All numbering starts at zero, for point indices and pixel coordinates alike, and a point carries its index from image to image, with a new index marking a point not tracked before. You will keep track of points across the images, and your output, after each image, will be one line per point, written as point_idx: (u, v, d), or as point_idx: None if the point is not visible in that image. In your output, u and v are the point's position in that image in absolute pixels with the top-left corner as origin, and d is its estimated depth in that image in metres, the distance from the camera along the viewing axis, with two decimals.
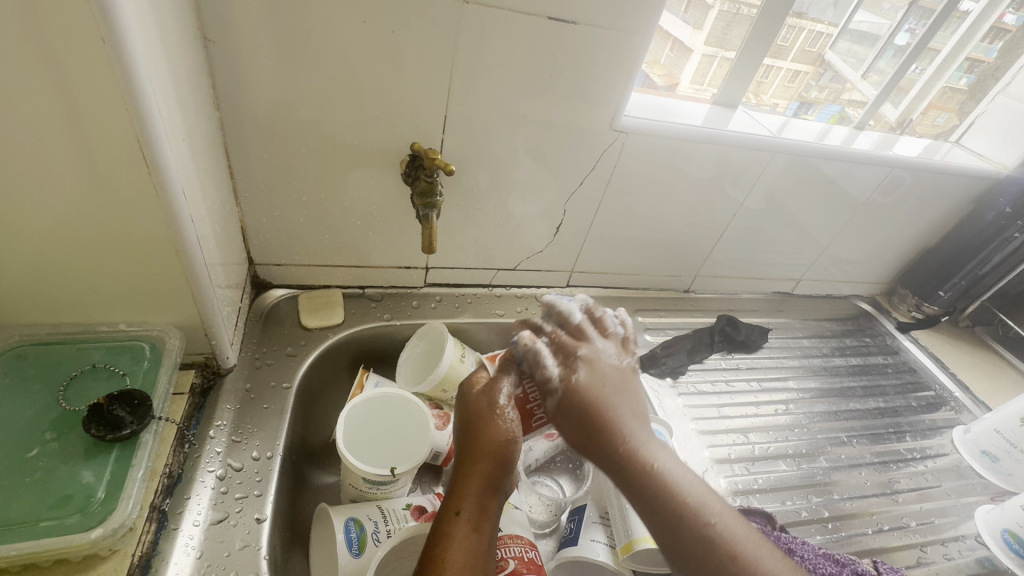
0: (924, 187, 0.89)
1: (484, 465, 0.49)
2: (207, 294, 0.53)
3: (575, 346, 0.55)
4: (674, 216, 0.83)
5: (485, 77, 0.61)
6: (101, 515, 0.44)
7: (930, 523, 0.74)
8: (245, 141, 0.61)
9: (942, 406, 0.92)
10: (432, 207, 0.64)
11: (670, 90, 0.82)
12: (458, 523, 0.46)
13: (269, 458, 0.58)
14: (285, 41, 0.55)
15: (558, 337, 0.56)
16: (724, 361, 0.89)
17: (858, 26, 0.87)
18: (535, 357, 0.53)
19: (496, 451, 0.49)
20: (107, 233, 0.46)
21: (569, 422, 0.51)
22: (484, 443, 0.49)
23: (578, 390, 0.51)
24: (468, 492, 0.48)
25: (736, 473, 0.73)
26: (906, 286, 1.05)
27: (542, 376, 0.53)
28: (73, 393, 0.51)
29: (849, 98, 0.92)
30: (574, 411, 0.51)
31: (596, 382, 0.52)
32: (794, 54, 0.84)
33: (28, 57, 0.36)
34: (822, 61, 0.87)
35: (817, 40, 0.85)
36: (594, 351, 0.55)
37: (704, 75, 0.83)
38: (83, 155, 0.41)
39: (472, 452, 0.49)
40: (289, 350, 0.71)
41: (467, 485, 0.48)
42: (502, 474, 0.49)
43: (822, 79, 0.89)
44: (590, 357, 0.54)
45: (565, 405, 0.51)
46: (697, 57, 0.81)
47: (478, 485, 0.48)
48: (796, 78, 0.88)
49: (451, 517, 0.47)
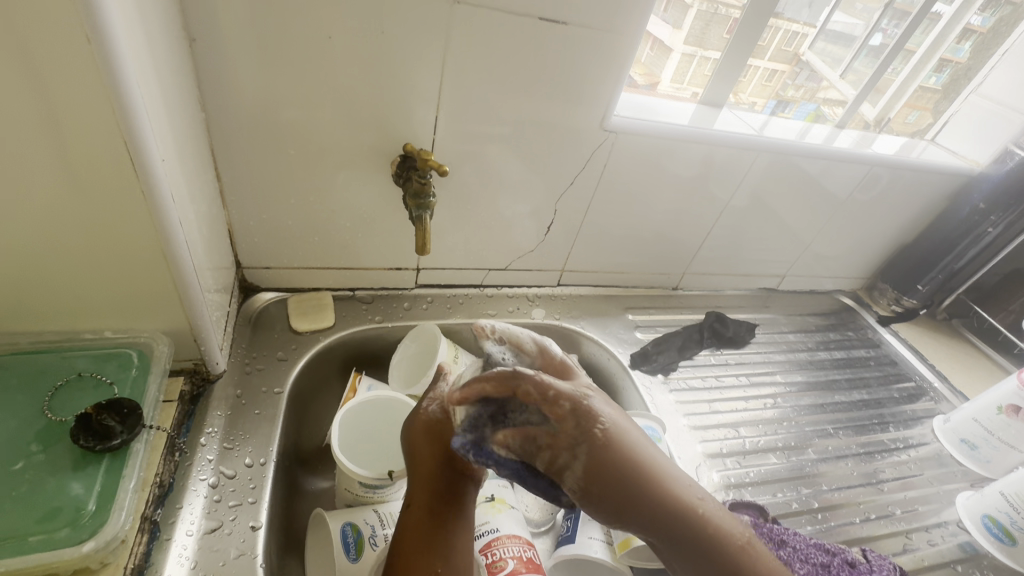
0: (902, 184, 0.92)
1: (423, 455, 0.55)
2: (196, 299, 0.52)
3: (557, 402, 0.49)
4: (663, 214, 0.84)
5: (475, 78, 0.61)
6: (93, 527, 0.43)
7: (914, 511, 0.76)
8: (232, 143, 0.60)
9: (922, 397, 0.95)
10: (425, 208, 0.64)
11: (651, 89, 0.83)
12: (412, 513, 0.52)
13: (263, 465, 0.57)
14: (273, 40, 0.54)
15: (535, 391, 0.49)
16: (713, 357, 0.90)
17: (833, 27, 0.89)
18: (535, 441, 0.49)
19: (428, 441, 0.55)
20: (94, 237, 0.45)
21: (598, 492, 0.49)
22: (418, 439, 0.56)
23: (600, 454, 0.49)
24: (418, 484, 0.54)
25: (728, 467, 0.74)
26: (887, 281, 1.08)
27: (548, 459, 0.50)
28: (60, 403, 0.49)
29: (824, 97, 0.94)
30: (605, 479, 0.49)
31: (613, 435, 0.49)
32: (771, 53, 0.85)
33: (7, 59, 0.35)
34: (798, 60, 0.89)
35: (793, 40, 0.86)
36: (575, 401, 0.49)
37: (684, 74, 0.84)
38: (67, 156, 0.40)
39: (414, 448, 0.56)
40: (280, 354, 0.70)
41: (415, 478, 0.54)
42: (442, 459, 0.54)
43: (798, 78, 0.90)
44: (588, 403, 0.50)
45: (588, 477, 0.49)
46: (677, 56, 0.82)
47: (421, 476, 0.54)
48: (773, 77, 0.89)
49: (405, 509, 0.53)
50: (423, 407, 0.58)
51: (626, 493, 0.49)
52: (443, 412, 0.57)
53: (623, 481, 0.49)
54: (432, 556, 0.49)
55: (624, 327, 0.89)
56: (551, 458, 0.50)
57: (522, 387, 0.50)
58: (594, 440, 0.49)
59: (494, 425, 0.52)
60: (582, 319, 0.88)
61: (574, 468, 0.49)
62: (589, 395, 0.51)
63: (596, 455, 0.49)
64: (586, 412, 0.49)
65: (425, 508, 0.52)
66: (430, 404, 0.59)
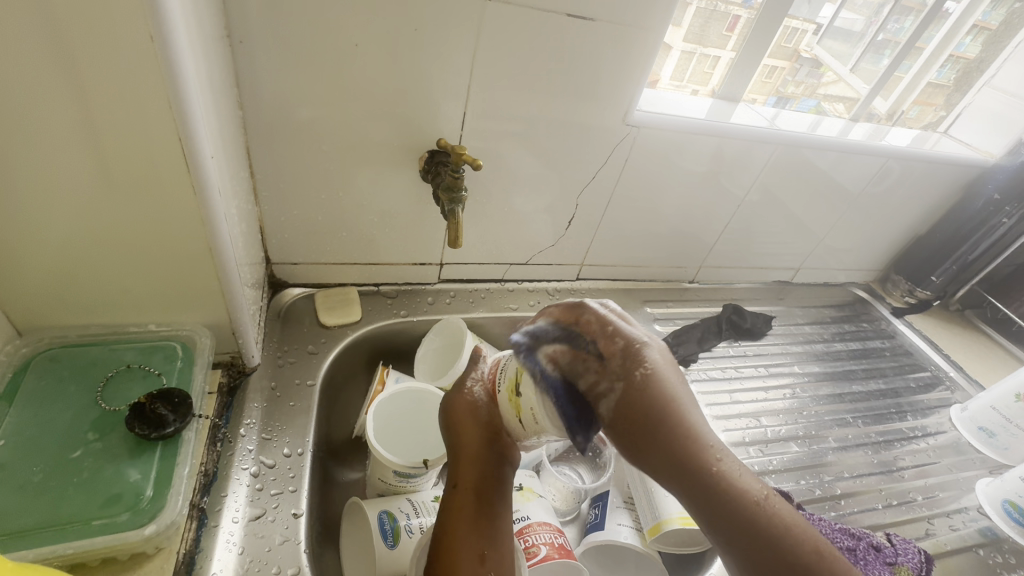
0: (917, 176, 0.93)
1: (468, 438, 0.56)
2: (236, 293, 0.54)
3: (613, 335, 0.51)
4: (683, 207, 0.85)
5: (503, 75, 0.63)
6: (152, 512, 0.44)
7: (934, 497, 0.78)
8: (267, 141, 0.61)
9: (938, 386, 0.96)
10: (457, 203, 0.63)
11: (650, 87, 0.82)
12: (459, 496, 0.53)
13: (300, 455, 0.58)
14: (311, 39, 0.55)
15: (597, 321, 0.52)
16: (731, 348, 0.91)
17: (840, 23, 0.90)
18: (583, 361, 0.50)
19: (473, 422, 0.57)
20: (145, 231, 0.46)
21: (625, 429, 0.49)
22: (462, 421, 0.57)
23: (638, 391, 0.48)
24: (464, 467, 0.55)
25: (751, 455, 0.75)
26: (900, 272, 1.09)
27: (589, 384, 0.49)
28: (112, 394, 0.50)
29: (825, 92, 0.94)
30: (636, 415, 0.48)
31: (657, 377, 0.49)
32: (772, 50, 0.83)
33: (74, 57, 0.36)
34: (797, 57, 0.88)
35: (793, 36, 0.84)
36: (630, 341, 0.51)
37: (684, 71, 0.83)
38: (126, 153, 0.41)
39: (460, 432, 0.57)
40: (310, 348, 0.71)
41: (459, 460, 0.55)
42: (487, 442, 0.55)
43: (798, 75, 0.90)
44: (642, 346, 0.50)
45: (624, 406, 0.48)
46: (676, 53, 0.81)
47: (467, 458, 0.55)
48: (773, 74, 0.87)
49: (450, 491, 0.54)
50: (467, 390, 0.60)
51: (648, 431, 0.48)
52: (487, 395, 0.58)
53: (648, 422, 0.48)
54: (480, 537, 0.50)
55: (643, 320, 0.90)
56: (591, 380, 0.49)
57: (584, 316, 0.53)
58: (642, 373, 0.49)
59: (551, 340, 0.51)
60: None
61: (615, 392, 0.49)
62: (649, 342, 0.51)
63: (640, 386, 0.48)
64: (636, 352, 0.50)
65: (470, 490, 0.54)
66: (473, 387, 0.60)
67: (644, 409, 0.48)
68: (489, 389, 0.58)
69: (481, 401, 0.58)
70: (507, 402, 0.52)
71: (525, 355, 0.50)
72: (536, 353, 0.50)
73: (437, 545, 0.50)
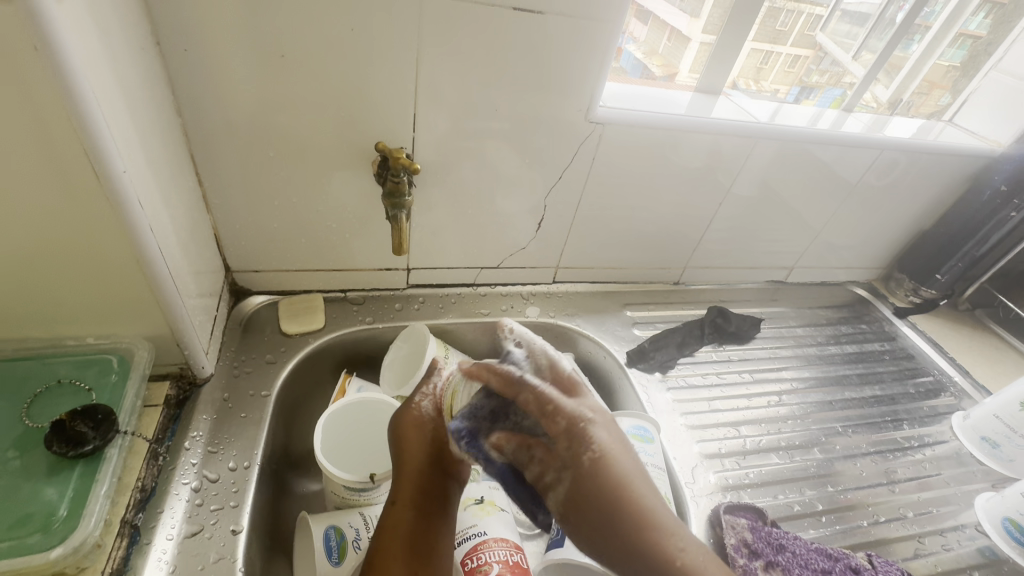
0: (916, 168, 0.87)
1: (412, 452, 0.55)
2: (174, 303, 0.53)
3: (561, 415, 0.52)
4: (660, 206, 0.81)
5: (453, 74, 0.60)
6: (63, 533, 0.44)
7: (929, 513, 0.72)
8: (211, 148, 0.60)
9: (941, 392, 0.90)
10: (400, 207, 0.63)
11: (669, 81, 0.81)
12: (396, 511, 0.52)
13: (246, 468, 0.57)
14: (244, 44, 0.54)
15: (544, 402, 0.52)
16: (715, 354, 0.87)
17: (854, 6, 0.86)
18: (527, 449, 0.52)
19: (419, 437, 0.56)
20: (67, 243, 0.46)
21: (578, 516, 0.51)
22: (408, 435, 0.57)
23: (585, 480, 0.51)
24: (405, 482, 0.54)
25: (727, 468, 0.72)
26: (903, 271, 1.03)
27: (537, 475, 0.52)
28: (38, 410, 0.50)
29: (852, 81, 0.90)
30: (588, 502, 0.50)
31: (600, 460, 0.51)
32: (793, 39, 0.84)
33: None
34: (819, 46, 0.87)
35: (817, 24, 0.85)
36: (574, 422, 0.52)
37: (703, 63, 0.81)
38: (33, 164, 0.41)
39: (404, 446, 0.56)
40: (268, 357, 0.70)
41: (403, 474, 0.54)
42: (430, 458, 0.55)
43: (823, 63, 0.88)
44: (586, 425, 0.52)
45: (573, 496, 0.51)
46: (695, 46, 0.81)
47: (409, 471, 0.54)
48: (796, 63, 0.87)
49: (389, 505, 0.53)
50: (415, 403, 0.60)
51: (600, 518, 0.50)
52: (436, 411, 0.59)
53: (598, 513, 0.50)
54: (414, 555, 0.50)
55: (622, 324, 0.87)
56: (539, 470, 0.52)
57: (523, 394, 0.52)
58: (586, 462, 0.51)
59: (492, 422, 0.53)
60: (578, 317, 0.86)
61: (561, 490, 0.52)
62: (594, 420, 0.53)
63: (585, 476, 0.51)
64: (582, 436, 0.52)
65: (411, 505, 0.52)
66: (421, 404, 0.60)
67: (592, 500, 0.50)
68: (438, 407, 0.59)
69: (428, 417, 0.58)
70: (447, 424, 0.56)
71: (466, 441, 0.53)
72: (480, 441, 0.53)
73: (368, 561, 0.49)
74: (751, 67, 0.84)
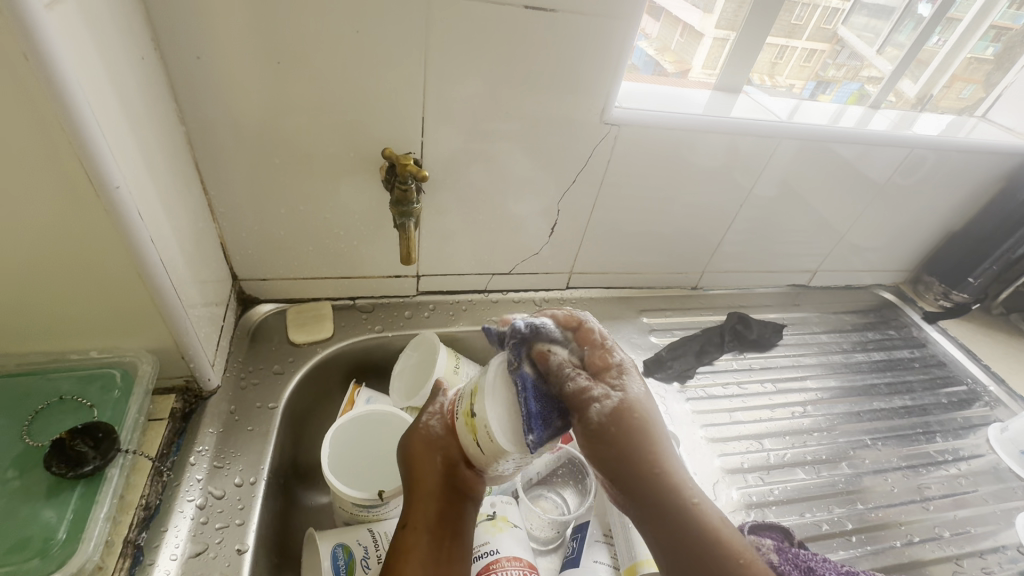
0: (947, 167, 0.83)
1: (423, 475, 0.52)
2: (178, 316, 0.52)
3: (614, 351, 0.53)
4: (678, 209, 0.78)
5: (464, 77, 0.58)
6: (61, 558, 0.44)
7: (966, 533, 0.69)
8: (215, 156, 0.58)
9: (975, 402, 0.86)
10: (410, 216, 0.61)
11: (681, 77, 0.77)
12: (409, 537, 0.50)
13: (252, 484, 0.56)
14: (247, 50, 0.52)
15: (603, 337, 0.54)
16: (735, 362, 0.84)
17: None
18: (574, 367, 0.50)
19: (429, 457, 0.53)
20: (66, 257, 0.45)
21: (608, 440, 0.48)
22: (418, 456, 0.53)
23: (626, 407, 0.49)
24: (418, 506, 0.51)
25: (750, 484, 0.69)
26: (933, 274, 0.98)
27: (579, 388, 0.49)
28: (39, 427, 0.50)
29: (868, 75, 0.86)
30: (620, 429, 0.48)
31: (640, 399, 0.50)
32: (809, 32, 0.79)
33: None
34: (837, 39, 0.82)
35: (833, 17, 0.80)
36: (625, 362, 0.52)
37: (716, 59, 0.78)
38: (33, 180, 0.40)
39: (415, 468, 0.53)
40: (276, 367, 0.68)
41: (414, 498, 0.52)
42: (443, 480, 0.52)
43: (839, 57, 0.84)
44: (632, 368, 0.53)
45: (614, 416, 0.48)
46: (708, 42, 0.77)
47: (422, 495, 0.51)
48: (812, 57, 0.82)
49: (402, 531, 0.51)
50: (422, 423, 0.55)
51: (626, 445, 0.48)
52: (445, 427, 0.54)
53: (630, 439, 0.48)
54: None
55: (638, 331, 0.84)
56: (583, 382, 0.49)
57: (585, 327, 0.54)
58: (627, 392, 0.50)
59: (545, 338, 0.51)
60: None
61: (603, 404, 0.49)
62: (638, 373, 0.53)
63: (625, 402, 0.49)
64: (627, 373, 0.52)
65: (422, 530, 0.50)
66: (431, 420, 0.55)
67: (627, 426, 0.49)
68: (449, 423, 0.54)
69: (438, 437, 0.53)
70: (462, 425, 0.49)
71: (515, 345, 0.50)
72: (527, 346, 0.50)
73: None
74: (764, 62, 0.80)
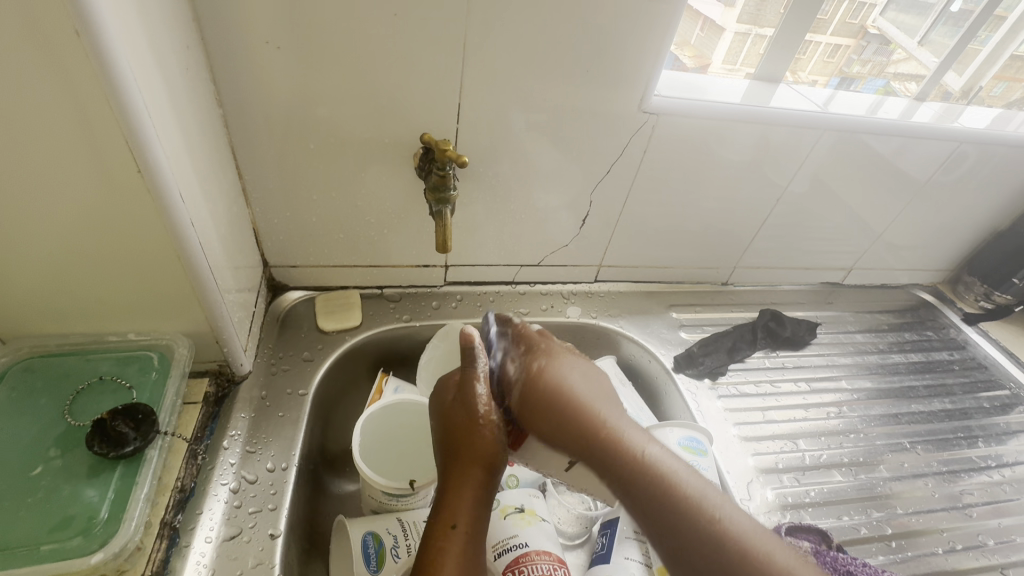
0: (996, 164, 0.80)
1: (470, 466, 0.50)
2: (216, 301, 0.52)
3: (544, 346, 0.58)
4: (713, 202, 0.76)
5: (501, 63, 0.57)
6: (103, 538, 0.44)
7: (1010, 542, 0.67)
8: (250, 142, 0.58)
9: (1018, 407, 0.84)
10: (446, 202, 0.61)
11: (700, 72, 0.74)
12: (455, 532, 0.47)
13: (284, 470, 0.56)
14: (286, 34, 0.51)
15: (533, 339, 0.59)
16: (767, 360, 0.82)
17: None
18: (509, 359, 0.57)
19: (474, 447, 0.51)
20: (110, 240, 0.45)
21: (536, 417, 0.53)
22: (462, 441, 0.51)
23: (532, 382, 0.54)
24: (462, 500, 0.49)
25: (785, 484, 0.67)
26: (973, 274, 0.95)
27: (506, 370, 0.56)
28: (80, 407, 0.51)
29: (895, 71, 0.82)
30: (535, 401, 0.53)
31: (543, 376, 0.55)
32: (833, 28, 0.76)
33: (22, 56, 0.34)
34: (864, 33, 0.78)
35: (859, 12, 0.76)
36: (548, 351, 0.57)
37: (737, 55, 0.75)
38: (81, 162, 0.40)
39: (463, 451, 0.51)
40: (305, 355, 0.68)
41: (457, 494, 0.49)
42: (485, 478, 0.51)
43: (864, 53, 0.80)
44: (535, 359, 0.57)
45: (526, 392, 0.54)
46: (728, 36, 0.74)
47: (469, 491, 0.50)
48: (836, 52, 0.79)
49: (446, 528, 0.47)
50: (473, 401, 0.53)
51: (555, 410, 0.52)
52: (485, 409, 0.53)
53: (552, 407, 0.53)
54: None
55: (668, 326, 0.83)
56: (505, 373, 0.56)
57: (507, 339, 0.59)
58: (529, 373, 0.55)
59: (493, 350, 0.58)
60: (621, 318, 0.82)
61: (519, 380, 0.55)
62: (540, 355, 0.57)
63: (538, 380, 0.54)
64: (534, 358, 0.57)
65: (462, 529, 0.48)
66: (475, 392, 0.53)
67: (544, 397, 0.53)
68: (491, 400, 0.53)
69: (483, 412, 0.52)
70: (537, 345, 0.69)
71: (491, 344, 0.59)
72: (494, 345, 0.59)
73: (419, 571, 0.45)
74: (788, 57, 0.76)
